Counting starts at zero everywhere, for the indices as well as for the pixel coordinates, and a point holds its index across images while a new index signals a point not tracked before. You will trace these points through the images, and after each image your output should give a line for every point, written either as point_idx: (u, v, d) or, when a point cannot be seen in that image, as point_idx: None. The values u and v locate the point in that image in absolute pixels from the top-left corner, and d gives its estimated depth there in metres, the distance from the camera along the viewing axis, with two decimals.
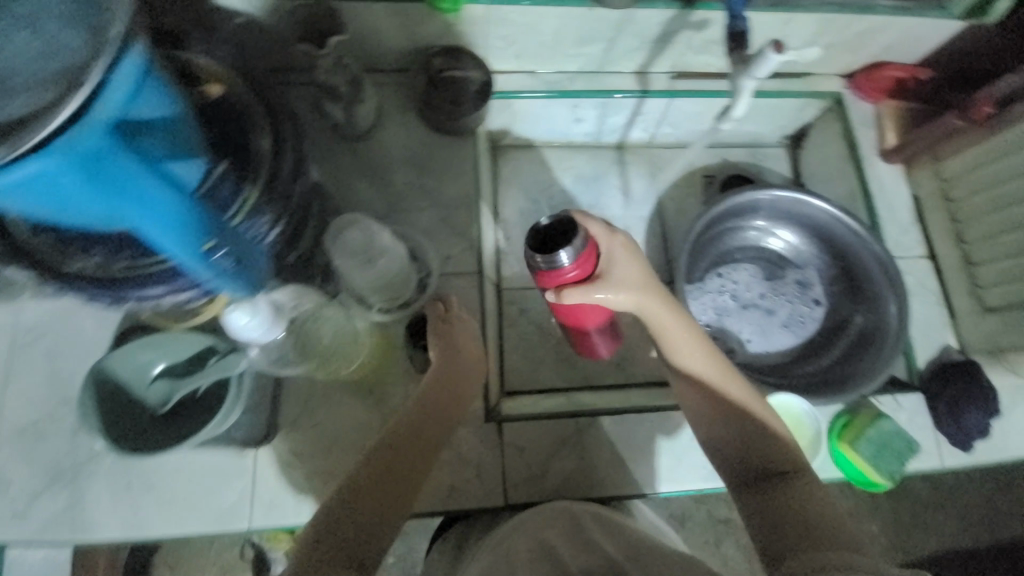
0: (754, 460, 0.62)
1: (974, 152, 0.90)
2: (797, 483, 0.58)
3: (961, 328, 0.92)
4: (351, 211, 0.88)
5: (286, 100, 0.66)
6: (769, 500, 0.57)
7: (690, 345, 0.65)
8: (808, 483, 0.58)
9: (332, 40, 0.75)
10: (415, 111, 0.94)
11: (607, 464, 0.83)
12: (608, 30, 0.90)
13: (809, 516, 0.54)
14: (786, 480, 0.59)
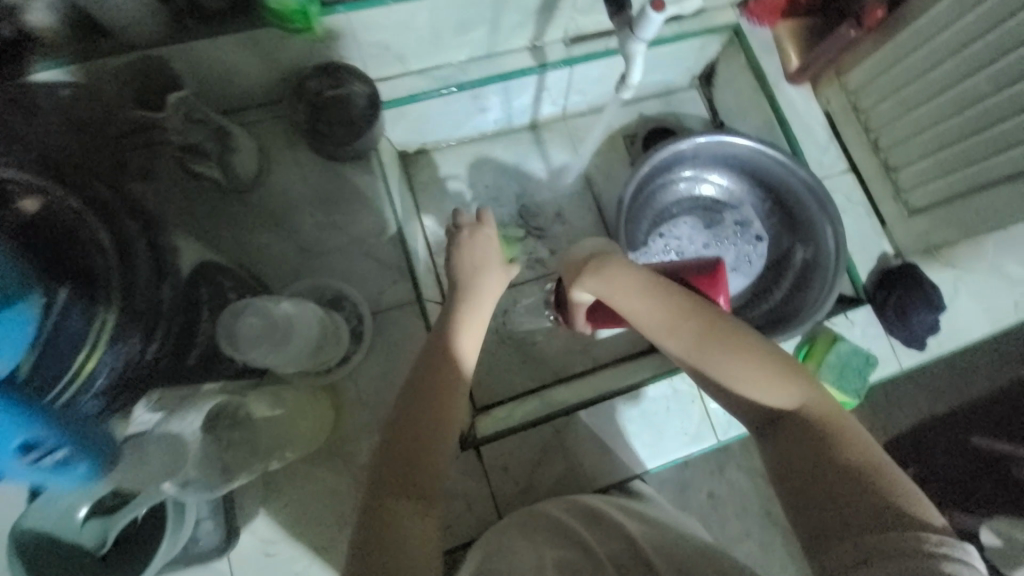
0: (747, 412, 0.58)
1: (876, 56, 0.89)
2: (784, 434, 0.54)
3: (892, 231, 0.94)
4: (261, 270, 0.80)
5: (132, 190, 0.56)
6: (781, 461, 0.54)
7: (643, 303, 0.60)
8: (796, 425, 0.54)
9: (170, 98, 0.68)
10: (299, 142, 0.85)
11: (595, 457, 0.83)
12: (487, 9, 0.83)
13: (817, 475, 0.51)
14: (779, 434, 0.55)
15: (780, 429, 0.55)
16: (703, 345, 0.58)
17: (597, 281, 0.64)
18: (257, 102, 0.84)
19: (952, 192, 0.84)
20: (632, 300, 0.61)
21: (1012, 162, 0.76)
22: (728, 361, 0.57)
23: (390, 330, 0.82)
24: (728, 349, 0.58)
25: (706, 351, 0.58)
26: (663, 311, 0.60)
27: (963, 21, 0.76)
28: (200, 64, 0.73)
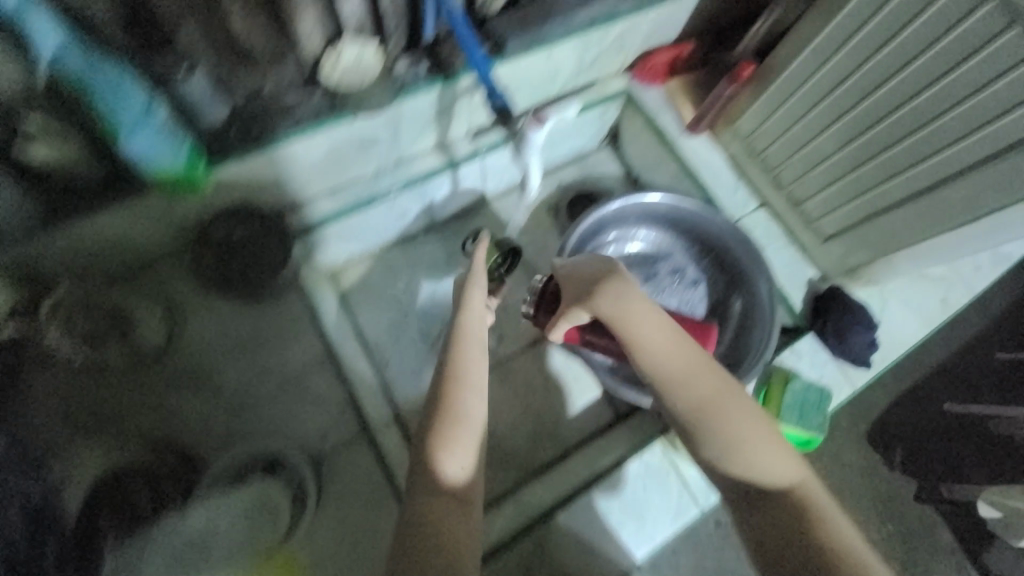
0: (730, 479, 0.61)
1: (760, 103, 0.93)
2: (766, 503, 0.58)
3: (814, 257, 0.99)
4: (186, 440, 0.74)
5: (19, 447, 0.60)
6: (759, 531, 0.57)
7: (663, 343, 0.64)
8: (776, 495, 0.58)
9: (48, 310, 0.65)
10: (207, 290, 0.80)
11: (582, 557, 0.79)
12: (382, 127, 0.82)
13: (800, 543, 0.54)
14: (757, 505, 0.58)
15: (759, 498, 0.58)
16: (710, 402, 0.63)
17: (617, 306, 0.66)
18: (157, 259, 0.79)
19: (859, 216, 0.87)
20: (648, 348, 0.65)
21: (906, 185, 0.78)
22: (724, 425, 0.62)
23: (340, 474, 0.77)
24: (724, 413, 0.62)
25: (713, 405, 0.63)
26: (674, 365, 0.64)
27: (828, 68, 0.80)
28: (84, 237, 0.68)
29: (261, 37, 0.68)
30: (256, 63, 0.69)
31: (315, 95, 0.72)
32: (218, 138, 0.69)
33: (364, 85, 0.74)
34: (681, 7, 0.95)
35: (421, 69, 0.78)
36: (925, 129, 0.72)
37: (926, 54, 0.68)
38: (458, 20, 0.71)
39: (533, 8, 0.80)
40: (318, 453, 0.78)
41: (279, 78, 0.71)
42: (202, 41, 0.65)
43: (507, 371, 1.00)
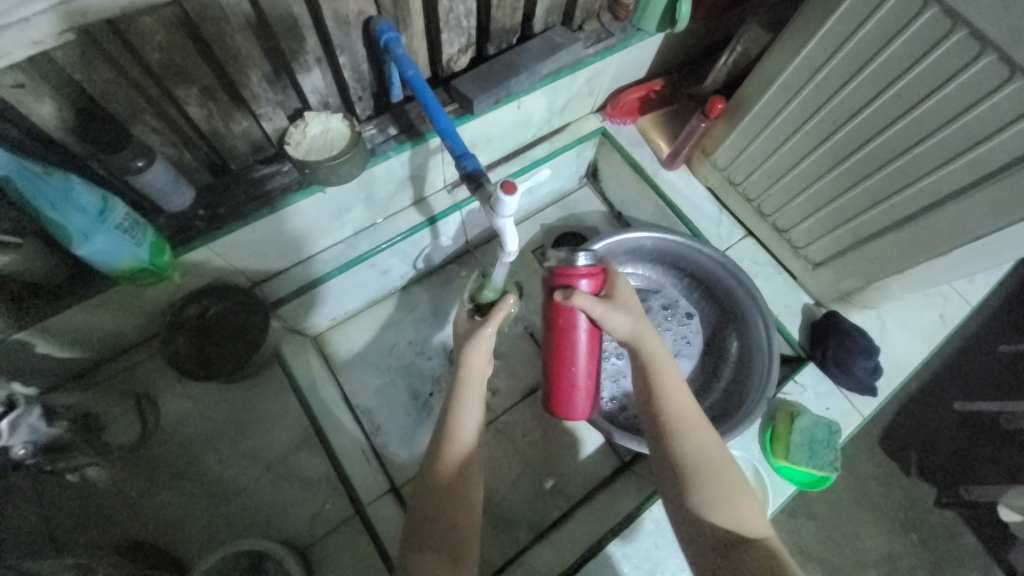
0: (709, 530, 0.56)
1: (732, 138, 0.93)
2: (744, 558, 0.53)
3: (805, 283, 0.98)
4: (169, 538, 0.70)
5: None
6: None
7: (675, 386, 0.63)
8: (758, 549, 0.53)
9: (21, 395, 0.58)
10: (182, 376, 0.76)
11: None
12: (357, 192, 0.81)
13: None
14: (733, 560, 0.53)
15: (738, 552, 0.53)
16: (709, 460, 0.59)
17: (645, 337, 0.65)
18: (130, 345, 0.77)
19: (843, 246, 0.87)
20: (668, 387, 0.62)
21: (885, 216, 0.78)
22: (716, 479, 0.58)
23: (331, 565, 0.71)
24: (720, 467, 0.59)
25: (709, 467, 0.59)
26: (684, 412, 0.61)
27: (796, 102, 0.80)
28: (49, 338, 0.66)
29: (220, 117, 0.65)
30: (221, 145, 0.68)
31: (287, 169, 0.74)
32: (182, 225, 0.68)
33: (333, 155, 0.69)
34: (646, 48, 0.96)
35: (390, 133, 0.79)
36: (894, 164, 0.72)
37: (886, 95, 0.68)
38: (419, 84, 0.67)
39: (498, 65, 0.81)
40: (307, 540, 0.73)
41: (240, 154, 0.71)
42: (160, 133, 0.62)
43: (505, 425, 0.97)
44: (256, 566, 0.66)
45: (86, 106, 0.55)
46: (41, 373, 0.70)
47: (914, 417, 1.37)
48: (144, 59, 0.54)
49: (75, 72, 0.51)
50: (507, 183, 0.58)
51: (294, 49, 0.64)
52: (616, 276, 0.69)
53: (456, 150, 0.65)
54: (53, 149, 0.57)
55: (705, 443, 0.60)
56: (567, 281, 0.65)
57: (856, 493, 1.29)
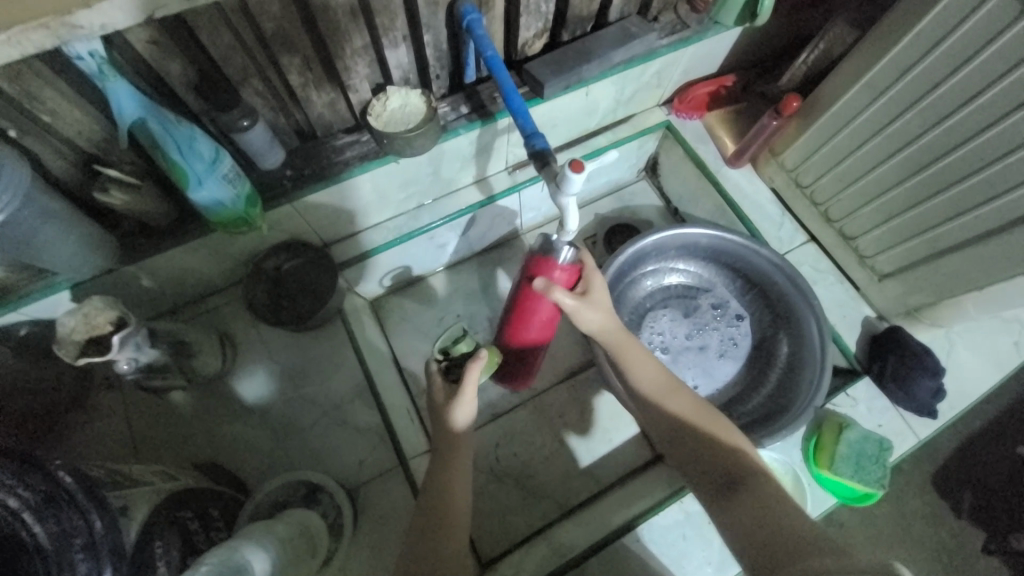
0: (712, 475, 0.62)
1: (804, 139, 0.90)
2: (743, 494, 0.58)
3: (868, 295, 0.94)
4: (237, 462, 0.78)
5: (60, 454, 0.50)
6: (739, 519, 0.56)
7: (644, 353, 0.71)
8: (755, 484, 0.58)
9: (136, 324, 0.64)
10: (257, 320, 0.84)
11: None
12: (426, 166, 0.85)
13: (779, 523, 0.54)
14: (736, 496, 0.58)
15: (741, 490, 0.59)
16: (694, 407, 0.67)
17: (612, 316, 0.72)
18: (216, 288, 0.86)
19: (916, 258, 0.83)
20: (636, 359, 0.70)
21: (966, 230, 0.73)
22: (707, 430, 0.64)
23: (372, 510, 0.76)
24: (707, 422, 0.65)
25: (699, 410, 0.66)
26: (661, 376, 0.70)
27: (878, 105, 0.76)
28: (155, 273, 0.75)
29: (313, 86, 0.71)
30: (310, 112, 0.74)
31: (366, 139, 0.79)
32: (272, 182, 0.75)
33: (409, 128, 0.73)
34: (722, 42, 0.94)
35: (462, 112, 0.82)
36: (979, 175, 0.68)
37: (978, 101, 0.64)
38: (496, 64, 0.69)
39: (571, 51, 0.83)
40: (353, 483, 0.78)
41: (326, 122, 0.77)
42: (262, 97, 0.69)
43: (542, 405, 1.00)
44: (312, 495, 0.72)
45: (206, 67, 0.62)
46: (143, 303, 0.79)
47: (978, 454, 1.27)
48: (259, 27, 0.60)
49: (202, 35, 0.58)
50: (575, 162, 0.61)
51: (385, 25, 0.68)
52: (591, 268, 0.73)
53: (526, 128, 0.67)
54: (173, 102, 0.64)
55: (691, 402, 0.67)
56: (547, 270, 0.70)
57: (899, 525, 1.23)
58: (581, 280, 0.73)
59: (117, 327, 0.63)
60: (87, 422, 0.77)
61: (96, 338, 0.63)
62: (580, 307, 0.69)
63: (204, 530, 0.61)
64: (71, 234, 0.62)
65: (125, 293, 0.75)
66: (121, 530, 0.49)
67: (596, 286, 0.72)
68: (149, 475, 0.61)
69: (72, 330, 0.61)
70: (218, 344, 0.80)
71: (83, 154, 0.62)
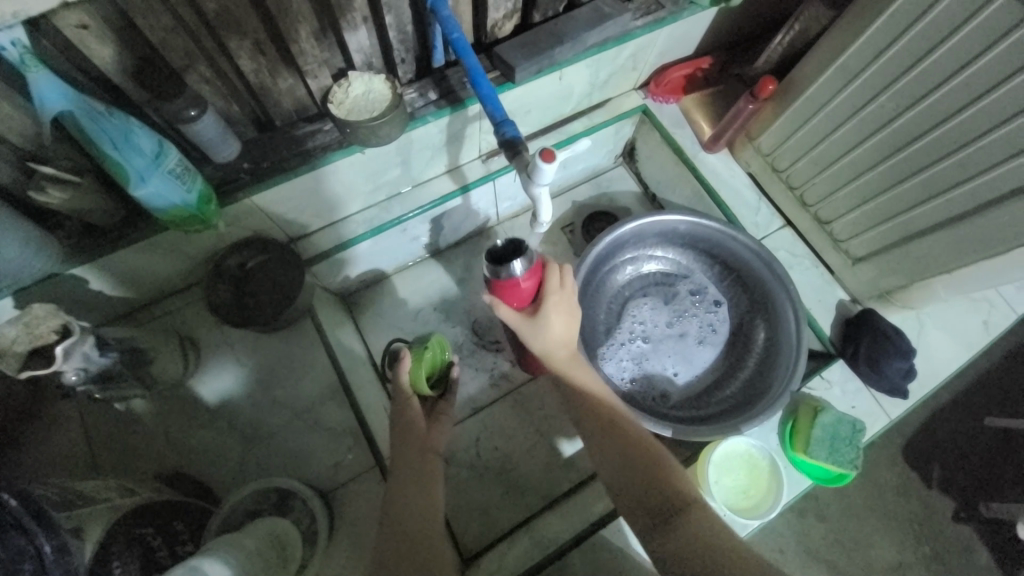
0: (649, 506, 0.60)
1: (780, 122, 0.89)
2: (679, 526, 0.57)
3: (842, 278, 0.95)
4: (205, 470, 0.75)
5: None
6: (677, 549, 0.54)
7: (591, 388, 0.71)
8: (691, 518, 0.57)
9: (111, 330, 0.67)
10: (222, 323, 0.80)
11: None
12: (394, 155, 0.82)
13: (715, 551, 0.52)
14: (673, 530, 0.57)
15: (677, 521, 0.57)
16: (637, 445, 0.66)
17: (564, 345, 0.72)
18: (175, 289, 0.82)
19: (889, 241, 0.83)
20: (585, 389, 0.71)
21: (938, 212, 0.74)
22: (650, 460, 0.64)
23: (348, 511, 0.74)
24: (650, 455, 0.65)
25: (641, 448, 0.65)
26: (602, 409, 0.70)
27: (854, 86, 0.76)
28: (104, 275, 0.70)
29: (269, 73, 0.66)
30: (267, 100, 0.70)
31: (329, 128, 0.75)
32: (229, 176, 0.70)
33: (373, 116, 0.69)
34: (700, 21, 0.92)
35: (430, 98, 0.78)
36: (952, 157, 0.68)
37: (952, 82, 0.63)
38: (463, 47, 0.66)
39: (543, 32, 0.79)
40: (328, 486, 0.76)
41: (285, 110, 0.73)
42: (212, 84, 0.64)
43: (523, 396, 0.99)
44: (284, 503, 0.70)
45: (147, 53, 0.57)
46: (93, 307, 0.75)
47: (947, 429, 1.32)
48: (202, 7, 0.55)
49: (137, 17, 0.53)
50: (546, 151, 0.58)
51: (342, 6, 0.64)
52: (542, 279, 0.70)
53: (496, 115, 0.64)
54: (112, 92, 0.59)
55: (634, 431, 0.68)
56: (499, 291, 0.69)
57: (871, 499, 1.27)
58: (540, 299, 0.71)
59: (63, 336, 0.58)
60: (43, 434, 0.73)
61: (42, 348, 0.58)
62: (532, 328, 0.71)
63: (168, 546, 0.58)
64: (9, 237, 0.57)
65: (73, 298, 0.71)
66: (72, 554, 0.46)
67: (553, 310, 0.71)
68: (105, 492, 0.58)
69: (13, 341, 0.56)
70: (180, 348, 0.77)
71: (13, 150, 0.57)
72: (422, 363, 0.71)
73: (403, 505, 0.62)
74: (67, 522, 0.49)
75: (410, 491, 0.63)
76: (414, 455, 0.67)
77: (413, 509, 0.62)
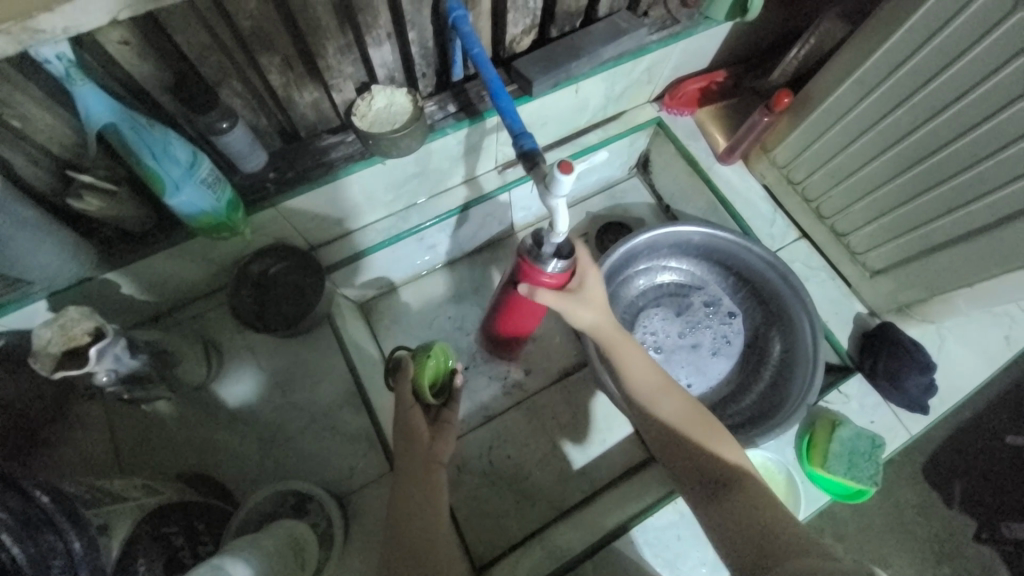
0: (697, 473, 0.63)
1: (795, 135, 0.90)
2: (728, 492, 0.59)
3: (859, 291, 0.94)
4: (224, 472, 0.77)
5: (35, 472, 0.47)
6: (726, 515, 0.57)
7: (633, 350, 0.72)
8: (738, 484, 0.59)
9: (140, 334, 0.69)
10: (243, 328, 0.82)
11: None
12: (413, 166, 0.84)
13: (761, 520, 0.55)
14: (718, 494, 0.60)
15: (726, 487, 0.60)
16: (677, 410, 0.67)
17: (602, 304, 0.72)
18: (199, 294, 0.84)
19: (907, 254, 0.83)
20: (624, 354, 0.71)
21: (957, 225, 0.73)
22: (695, 422, 0.66)
23: (364, 516, 0.75)
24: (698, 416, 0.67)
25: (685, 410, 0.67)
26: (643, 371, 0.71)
27: (870, 100, 0.76)
28: (133, 280, 0.73)
29: (295, 86, 0.69)
30: (293, 112, 0.72)
31: (351, 140, 0.77)
32: (255, 185, 0.73)
33: (395, 128, 0.71)
34: (715, 35, 0.93)
35: (449, 111, 0.80)
36: (971, 171, 0.68)
37: (969, 97, 0.64)
38: (483, 61, 0.67)
39: (560, 47, 0.81)
40: (345, 490, 0.77)
41: (309, 122, 0.76)
42: (242, 97, 0.67)
43: (535, 405, 0.99)
44: (302, 505, 0.72)
45: (183, 69, 0.60)
46: (121, 310, 0.78)
47: (969, 447, 1.28)
48: (237, 25, 0.58)
49: (176, 36, 0.56)
50: (564, 163, 0.59)
51: (368, 22, 0.66)
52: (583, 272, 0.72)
53: (514, 128, 0.66)
54: (149, 105, 0.62)
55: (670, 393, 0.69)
56: (527, 277, 0.69)
57: (889, 518, 1.24)
58: (575, 276, 0.71)
59: (95, 338, 0.61)
60: (71, 433, 0.75)
61: (75, 350, 0.61)
62: (566, 305, 0.70)
63: (190, 545, 0.59)
64: (46, 243, 0.59)
65: (103, 301, 0.74)
66: (100, 551, 0.47)
67: (591, 282, 0.71)
68: (133, 491, 0.60)
69: (48, 342, 0.58)
70: (203, 351, 0.79)
71: (54, 159, 0.60)
72: (424, 371, 0.72)
73: (416, 510, 0.62)
74: (95, 519, 0.50)
75: (424, 497, 0.64)
76: (420, 465, 0.67)
77: (423, 515, 0.62)
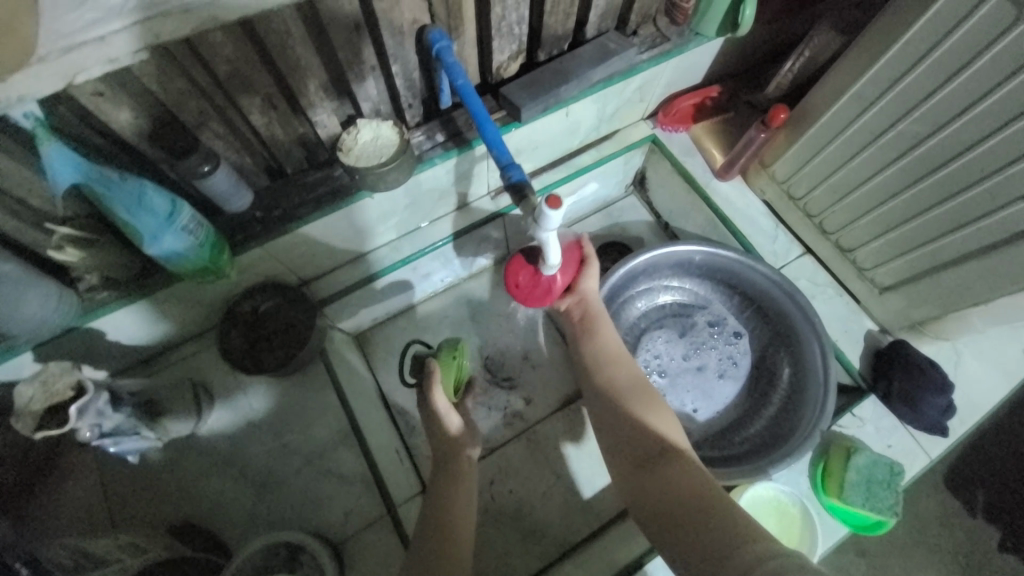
0: (638, 451, 0.63)
1: (795, 149, 0.87)
2: (664, 467, 0.59)
3: (869, 308, 0.91)
4: (216, 520, 0.75)
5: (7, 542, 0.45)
6: (656, 488, 0.57)
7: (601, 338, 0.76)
8: (678, 466, 0.59)
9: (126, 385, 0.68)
10: (234, 369, 0.81)
11: None
12: (403, 198, 0.82)
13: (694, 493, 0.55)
14: (653, 471, 0.59)
15: (662, 466, 0.59)
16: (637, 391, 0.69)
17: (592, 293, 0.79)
18: (189, 336, 0.83)
19: (916, 271, 0.80)
20: (598, 337, 0.76)
21: (968, 241, 0.70)
22: (636, 407, 0.67)
23: (360, 563, 0.73)
24: (646, 393, 0.69)
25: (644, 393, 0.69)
26: (610, 350, 0.75)
27: (870, 114, 0.74)
28: (121, 326, 0.71)
29: (279, 125, 0.68)
30: (277, 150, 0.71)
31: (339, 174, 0.75)
32: (242, 225, 0.72)
33: (381, 162, 0.69)
34: (709, 49, 0.91)
35: (437, 141, 0.79)
36: (981, 185, 0.65)
37: (973, 111, 0.61)
38: (468, 92, 0.66)
39: (549, 71, 0.79)
40: (340, 537, 0.74)
41: (295, 159, 0.74)
42: (224, 140, 0.66)
43: (537, 435, 0.96)
44: (294, 558, 0.69)
45: (161, 115, 0.59)
46: (111, 357, 0.77)
47: (998, 461, 1.22)
48: (215, 71, 0.57)
49: (152, 84, 0.55)
50: (551, 197, 0.57)
51: (350, 59, 0.65)
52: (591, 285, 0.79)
53: (501, 159, 0.64)
54: (129, 153, 0.61)
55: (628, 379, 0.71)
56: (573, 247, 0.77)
57: (916, 538, 1.18)
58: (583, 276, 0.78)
59: (77, 394, 0.59)
60: None
61: (58, 406, 0.59)
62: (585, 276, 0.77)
63: None
64: (29, 297, 0.58)
65: (91, 349, 0.72)
66: None
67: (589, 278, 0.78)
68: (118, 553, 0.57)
69: (29, 400, 0.57)
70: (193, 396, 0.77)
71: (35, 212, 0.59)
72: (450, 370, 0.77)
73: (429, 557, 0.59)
74: None
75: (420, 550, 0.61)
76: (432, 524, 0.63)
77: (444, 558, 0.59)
